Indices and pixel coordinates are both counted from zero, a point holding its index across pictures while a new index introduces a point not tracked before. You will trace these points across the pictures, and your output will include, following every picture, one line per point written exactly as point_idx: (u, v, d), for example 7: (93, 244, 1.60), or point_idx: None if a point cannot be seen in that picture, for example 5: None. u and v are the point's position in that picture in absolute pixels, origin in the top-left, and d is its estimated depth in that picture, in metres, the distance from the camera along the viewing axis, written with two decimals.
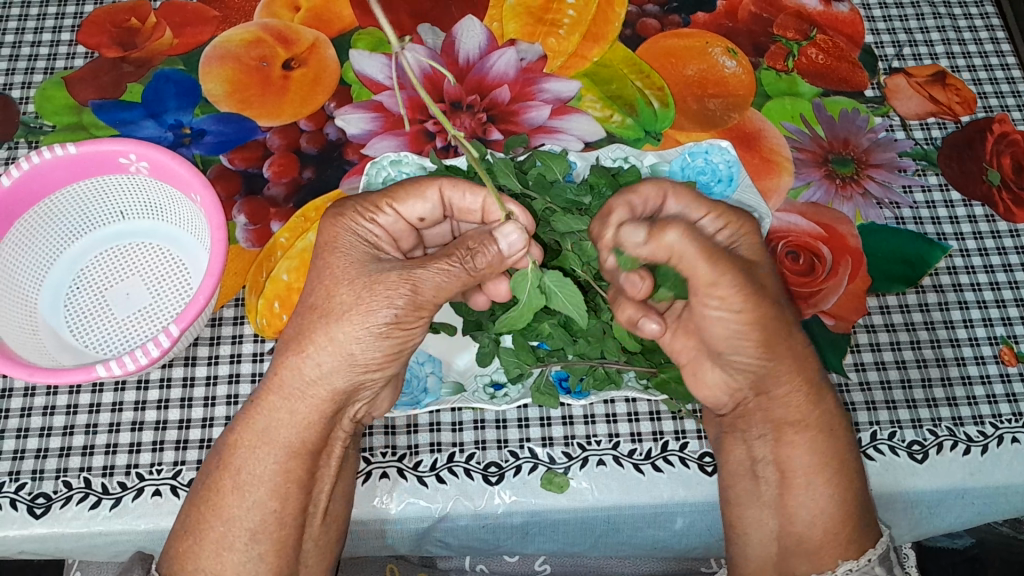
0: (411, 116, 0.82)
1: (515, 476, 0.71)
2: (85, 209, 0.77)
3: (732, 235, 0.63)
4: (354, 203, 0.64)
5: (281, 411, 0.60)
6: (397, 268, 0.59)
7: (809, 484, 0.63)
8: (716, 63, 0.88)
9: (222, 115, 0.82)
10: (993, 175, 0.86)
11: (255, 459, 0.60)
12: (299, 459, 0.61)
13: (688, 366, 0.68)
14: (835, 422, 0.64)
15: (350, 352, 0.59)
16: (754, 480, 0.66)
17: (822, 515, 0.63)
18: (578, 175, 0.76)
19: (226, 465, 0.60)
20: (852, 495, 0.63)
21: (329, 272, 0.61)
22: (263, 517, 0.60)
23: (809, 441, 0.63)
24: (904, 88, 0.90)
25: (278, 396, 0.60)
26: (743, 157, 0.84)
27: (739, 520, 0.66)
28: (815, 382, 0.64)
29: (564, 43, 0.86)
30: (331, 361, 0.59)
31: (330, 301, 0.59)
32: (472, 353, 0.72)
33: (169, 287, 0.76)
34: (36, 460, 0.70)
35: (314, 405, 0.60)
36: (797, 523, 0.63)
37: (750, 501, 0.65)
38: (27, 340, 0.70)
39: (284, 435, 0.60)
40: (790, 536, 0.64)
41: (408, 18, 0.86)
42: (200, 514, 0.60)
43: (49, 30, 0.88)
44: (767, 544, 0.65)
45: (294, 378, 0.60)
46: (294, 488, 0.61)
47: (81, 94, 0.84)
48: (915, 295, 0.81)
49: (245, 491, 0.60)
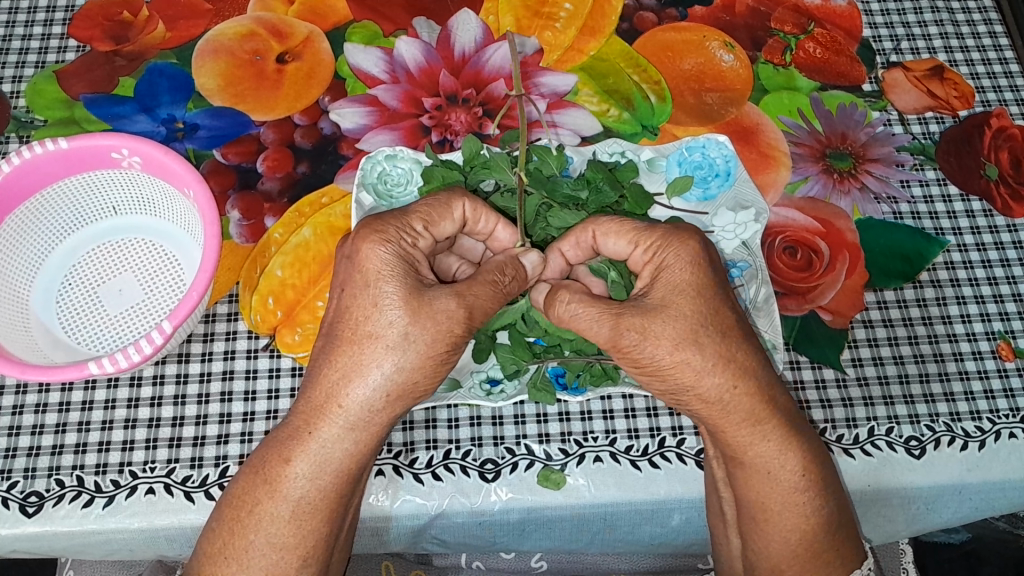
0: (407, 111, 0.82)
1: (511, 474, 0.70)
2: (77, 206, 0.76)
3: (656, 267, 0.62)
4: (395, 226, 0.60)
5: (346, 442, 0.58)
6: (449, 289, 0.57)
7: (756, 521, 0.65)
8: (713, 57, 0.87)
9: (216, 110, 0.81)
10: (991, 170, 0.86)
11: (314, 486, 0.59)
12: (350, 485, 0.60)
13: None
14: (770, 465, 0.62)
15: (413, 381, 0.58)
16: (717, 496, 0.68)
17: (768, 552, 0.65)
18: (575, 170, 0.75)
19: (279, 495, 0.59)
20: (797, 537, 0.64)
21: (381, 300, 0.57)
22: (316, 542, 0.60)
23: (743, 479, 0.64)
24: (902, 82, 0.89)
25: (343, 426, 0.58)
26: (741, 152, 0.83)
27: (718, 535, 0.69)
28: (755, 411, 0.61)
29: (560, 36, 0.85)
30: (398, 391, 0.58)
31: (389, 332, 0.56)
32: (469, 350, 0.70)
33: (162, 283, 0.76)
34: (28, 458, 0.70)
35: (377, 431, 0.59)
36: (751, 551, 0.66)
37: (717, 519, 0.69)
38: (19, 337, 0.70)
39: (344, 462, 0.59)
40: (748, 560, 0.67)
41: (402, 12, 0.86)
42: (242, 542, 0.59)
43: (40, 23, 0.88)
44: (734, 558, 0.69)
45: (361, 407, 0.58)
46: (339, 511, 0.60)
47: (73, 89, 0.83)
48: (913, 290, 0.80)
49: (304, 520, 0.59)
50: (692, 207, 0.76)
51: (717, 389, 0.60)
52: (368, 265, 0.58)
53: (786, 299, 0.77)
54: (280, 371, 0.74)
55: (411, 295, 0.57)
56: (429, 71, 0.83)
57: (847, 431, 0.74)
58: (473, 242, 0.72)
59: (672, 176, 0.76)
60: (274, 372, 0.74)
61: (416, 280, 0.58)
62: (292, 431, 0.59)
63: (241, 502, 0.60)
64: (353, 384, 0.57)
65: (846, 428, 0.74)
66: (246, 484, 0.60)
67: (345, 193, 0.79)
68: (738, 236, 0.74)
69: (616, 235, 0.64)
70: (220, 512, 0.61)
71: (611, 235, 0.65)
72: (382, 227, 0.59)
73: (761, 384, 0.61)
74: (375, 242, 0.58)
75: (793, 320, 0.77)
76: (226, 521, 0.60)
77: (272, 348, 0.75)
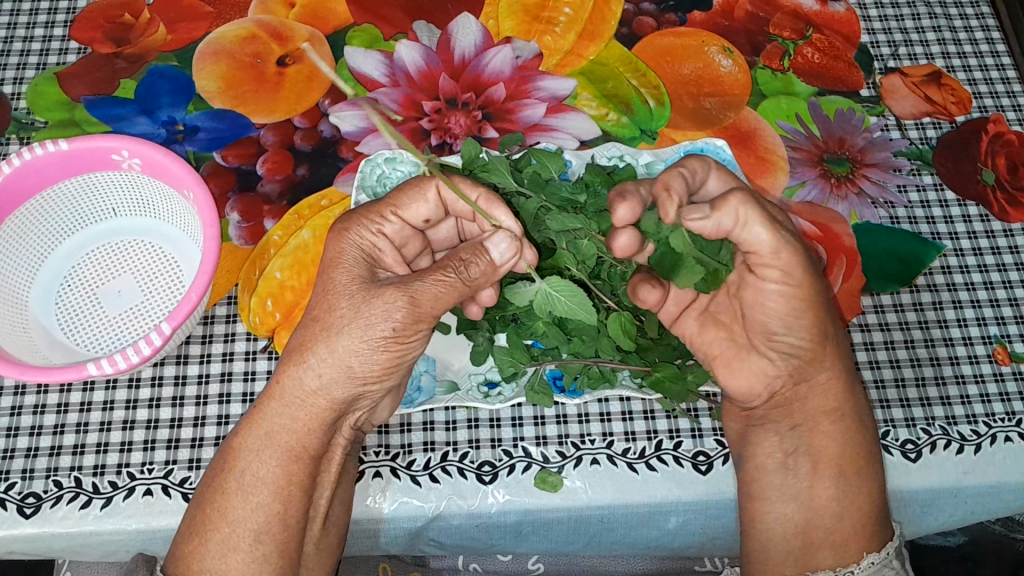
0: (406, 114, 0.82)
1: (509, 475, 0.71)
2: (77, 207, 0.76)
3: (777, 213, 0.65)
4: (357, 218, 0.63)
5: (283, 417, 0.59)
6: (394, 283, 0.59)
7: (837, 475, 0.65)
8: (712, 62, 0.88)
9: (216, 112, 0.82)
10: (988, 175, 0.86)
11: (258, 461, 0.59)
12: (299, 464, 0.60)
13: (720, 359, 0.70)
14: (864, 412, 0.67)
15: (348, 365, 0.59)
16: (784, 474, 0.67)
17: (840, 509, 0.64)
18: (573, 173, 0.76)
19: (236, 470, 0.59)
20: (864, 493, 0.65)
21: (331, 287, 0.60)
22: (267, 518, 0.58)
23: (843, 430, 0.66)
24: (900, 87, 0.90)
25: (275, 403, 0.59)
26: (739, 156, 0.84)
27: (748, 516, 0.67)
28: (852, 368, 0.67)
29: (560, 41, 0.86)
30: (329, 373, 0.59)
31: (332, 315, 0.59)
32: (466, 353, 0.72)
33: (161, 285, 0.76)
34: (26, 459, 0.70)
35: (312, 413, 0.59)
36: (822, 515, 0.65)
37: (775, 496, 0.66)
38: (18, 338, 0.70)
39: (286, 440, 0.59)
40: (815, 530, 0.65)
41: (402, 15, 0.86)
42: (206, 515, 0.59)
43: (41, 25, 0.88)
44: (789, 538, 0.66)
45: (295, 388, 0.59)
46: (294, 491, 0.59)
47: (74, 90, 0.83)
48: (909, 294, 0.80)
49: (249, 493, 0.58)
50: None
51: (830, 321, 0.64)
52: (329, 251, 0.62)
53: None
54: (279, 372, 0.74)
55: (356, 283, 0.60)
56: (428, 75, 0.83)
57: None
58: (473, 226, 0.72)
59: None
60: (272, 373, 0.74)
61: (367, 271, 0.61)
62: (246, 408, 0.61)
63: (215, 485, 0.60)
64: (292, 364, 0.59)
65: None
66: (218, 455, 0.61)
67: (344, 196, 0.79)
68: None
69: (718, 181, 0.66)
70: (199, 500, 0.60)
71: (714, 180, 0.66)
72: (346, 220, 0.63)
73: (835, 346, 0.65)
74: (336, 234, 0.63)
75: None
76: (198, 499, 0.60)
77: (270, 350, 0.75)
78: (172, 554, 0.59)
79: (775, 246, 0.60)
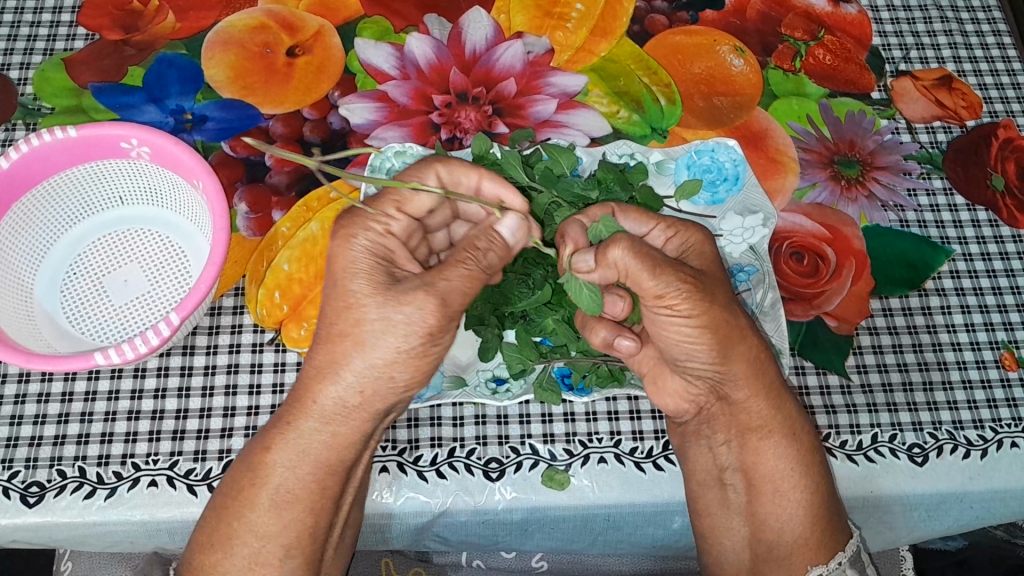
0: (417, 107, 0.81)
1: (516, 473, 0.70)
2: (84, 195, 0.76)
3: (680, 247, 0.65)
4: (361, 222, 0.61)
5: (322, 434, 0.59)
6: (418, 284, 0.57)
7: (778, 491, 0.65)
8: (723, 61, 0.87)
9: (225, 102, 0.81)
10: (997, 180, 0.86)
11: (293, 477, 0.59)
12: (333, 477, 0.60)
13: (649, 375, 0.69)
14: (796, 422, 0.65)
15: (389, 376, 0.58)
16: (721, 488, 0.68)
17: (787, 527, 0.65)
18: (584, 170, 0.76)
19: (263, 483, 0.59)
20: (818, 501, 0.65)
21: (353, 296, 0.58)
22: (298, 533, 0.60)
23: (772, 447, 0.65)
24: (911, 91, 0.89)
25: (314, 420, 0.59)
26: (751, 156, 0.83)
27: (702, 525, 0.68)
28: (772, 386, 0.64)
29: (571, 37, 0.85)
30: (371, 389, 0.58)
31: (360, 329, 0.58)
32: (474, 348, 0.72)
33: (167, 275, 0.75)
34: (31, 447, 0.70)
35: (357, 426, 0.60)
36: (767, 530, 0.66)
37: (719, 511, 0.68)
38: (23, 326, 0.69)
39: (321, 454, 0.59)
40: (762, 543, 0.67)
41: (414, 8, 0.86)
42: (230, 531, 0.59)
43: (49, 10, 0.87)
44: (739, 551, 0.68)
45: (334, 405, 0.59)
46: (323, 504, 0.60)
47: (81, 77, 0.83)
48: (918, 298, 0.80)
49: (283, 510, 0.59)
50: (700, 210, 0.76)
51: (757, 349, 0.63)
52: (339, 262, 0.60)
53: (792, 305, 0.78)
54: (286, 365, 0.74)
55: (378, 291, 0.58)
56: (439, 69, 0.83)
57: (851, 437, 0.74)
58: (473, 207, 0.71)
59: (680, 179, 0.76)
60: (280, 366, 0.74)
61: (391, 276, 0.59)
62: (276, 420, 0.60)
63: (231, 492, 0.60)
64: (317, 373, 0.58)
65: (850, 434, 0.74)
66: (235, 474, 0.61)
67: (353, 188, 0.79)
68: (745, 239, 0.75)
69: (636, 219, 0.66)
70: (213, 503, 0.61)
71: (632, 217, 0.66)
72: (349, 223, 0.61)
73: (769, 383, 0.64)
74: (341, 241, 0.60)
75: (799, 325, 0.78)
76: (217, 509, 0.60)
77: (277, 342, 0.75)
78: (190, 561, 0.60)
79: (659, 290, 0.58)
